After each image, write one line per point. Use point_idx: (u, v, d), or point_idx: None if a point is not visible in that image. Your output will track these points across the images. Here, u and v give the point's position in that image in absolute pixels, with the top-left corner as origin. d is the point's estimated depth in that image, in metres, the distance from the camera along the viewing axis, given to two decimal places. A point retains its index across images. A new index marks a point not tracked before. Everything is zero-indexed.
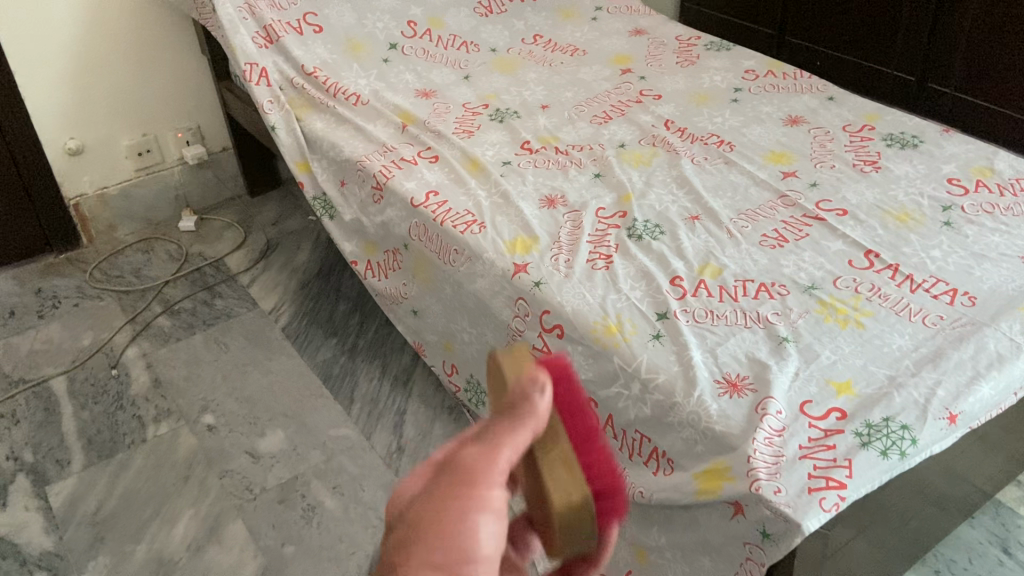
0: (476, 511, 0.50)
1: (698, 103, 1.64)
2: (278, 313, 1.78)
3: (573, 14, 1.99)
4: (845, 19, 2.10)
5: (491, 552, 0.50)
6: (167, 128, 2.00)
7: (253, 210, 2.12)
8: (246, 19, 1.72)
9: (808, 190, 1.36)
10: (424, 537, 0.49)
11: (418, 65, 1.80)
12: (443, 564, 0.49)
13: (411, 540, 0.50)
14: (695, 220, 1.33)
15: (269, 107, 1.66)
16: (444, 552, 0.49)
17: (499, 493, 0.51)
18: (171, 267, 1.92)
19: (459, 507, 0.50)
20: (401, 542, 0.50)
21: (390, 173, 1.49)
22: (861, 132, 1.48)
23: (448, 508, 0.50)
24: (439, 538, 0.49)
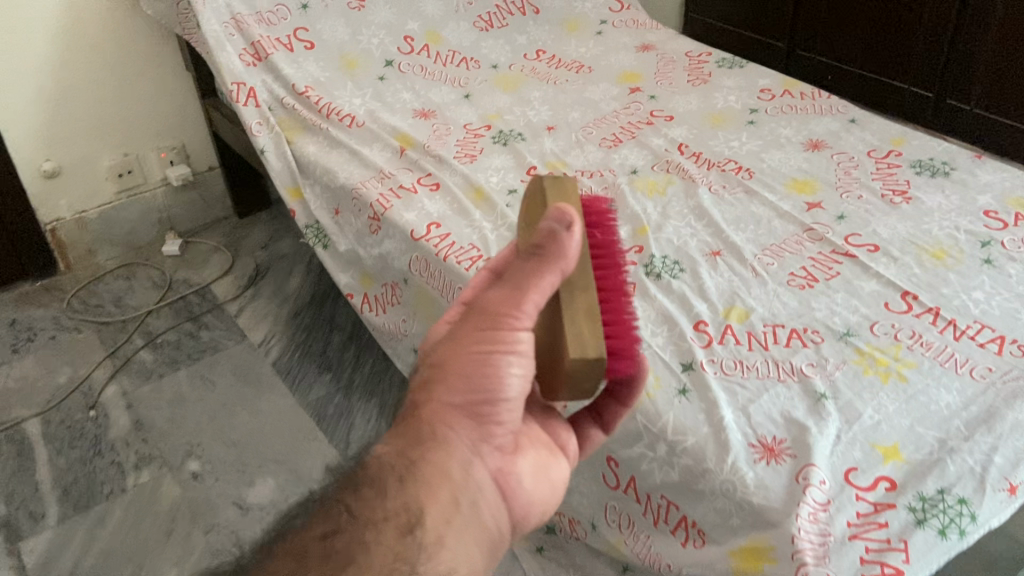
0: (495, 357, 0.63)
1: (713, 125, 1.55)
2: (268, 346, 1.68)
3: (577, 27, 1.90)
4: (858, 32, 2.02)
5: (514, 395, 0.65)
6: (150, 147, 1.89)
7: (241, 232, 2.02)
8: (233, 35, 1.62)
9: (836, 222, 1.27)
10: (448, 379, 0.65)
11: (416, 83, 1.70)
12: (461, 404, 0.65)
13: (442, 376, 0.65)
14: (716, 256, 1.24)
15: (258, 129, 1.56)
16: (466, 392, 0.65)
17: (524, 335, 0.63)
18: (154, 295, 1.82)
19: (481, 355, 0.64)
20: (435, 371, 0.66)
21: (388, 203, 1.39)
22: (888, 157, 1.40)
23: (470, 351, 0.64)
24: (464, 385, 0.65)
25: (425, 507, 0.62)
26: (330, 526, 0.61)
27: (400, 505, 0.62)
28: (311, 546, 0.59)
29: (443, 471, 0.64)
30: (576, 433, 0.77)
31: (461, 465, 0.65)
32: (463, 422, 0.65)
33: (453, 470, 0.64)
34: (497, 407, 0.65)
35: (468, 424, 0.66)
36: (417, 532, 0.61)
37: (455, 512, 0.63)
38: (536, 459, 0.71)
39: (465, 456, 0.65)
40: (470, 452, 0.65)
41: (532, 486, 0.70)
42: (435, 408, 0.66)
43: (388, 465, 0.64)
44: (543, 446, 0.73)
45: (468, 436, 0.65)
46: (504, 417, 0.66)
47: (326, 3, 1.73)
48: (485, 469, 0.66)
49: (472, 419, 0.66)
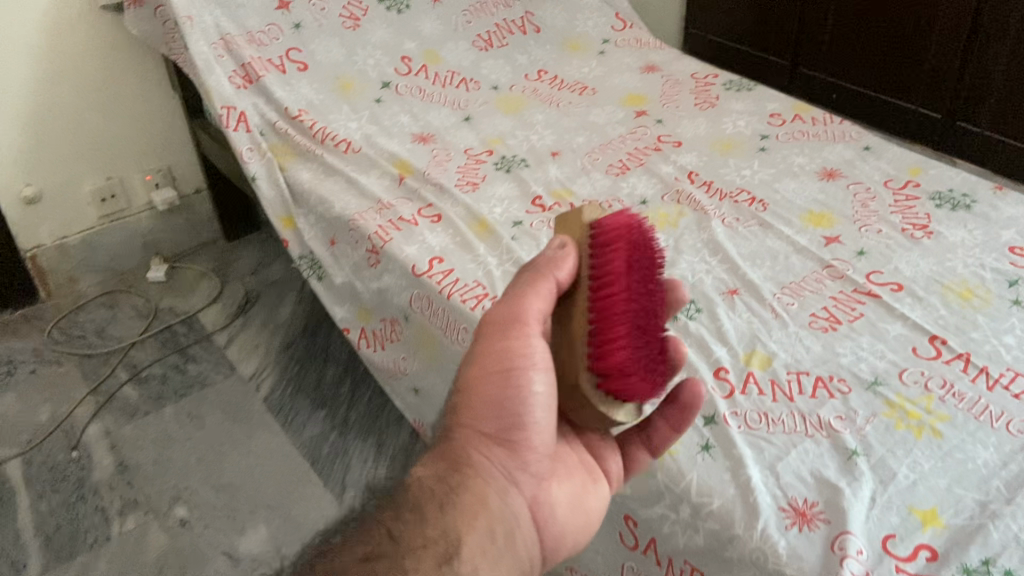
0: (519, 385, 0.71)
1: (723, 151, 1.50)
2: (258, 380, 1.60)
3: (579, 47, 1.84)
4: (864, 51, 1.98)
5: (543, 423, 0.74)
6: (135, 170, 1.82)
7: (229, 256, 1.94)
8: (223, 57, 1.55)
9: (856, 258, 1.22)
10: (480, 409, 0.74)
11: (413, 105, 1.64)
12: (493, 432, 0.74)
13: (474, 407, 0.74)
14: (734, 295, 1.18)
15: (249, 155, 1.49)
16: (497, 420, 0.73)
17: (539, 355, 0.72)
18: (139, 326, 1.74)
19: (507, 384, 0.72)
20: (468, 404, 0.75)
21: (388, 236, 1.33)
22: (906, 189, 1.35)
23: (495, 380, 0.73)
24: (494, 415, 0.73)
25: (463, 536, 0.67)
26: (374, 551, 0.63)
27: (439, 532, 0.66)
28: (350, 567, 0.61)
29: (480, 498, 0.70)
30: (620, 456, 0.85)
31: (496, 493, 0.71)
32: (496, 450, 0.73)
33: (490, 497, 0.71)
34: (527, 434, 0.73)
35: (502, 452, 0.73)
36: (456, 562, 0.64)
37: (491, 544, 0.68)
38: (572, 486, 0.79)
39: (500, 483, 0.72)
40: (504, 479, 0.73)
41: (565, 515, 0.78)
42: (469, 438, 0.74)
43: (429, 490, 0.70)
44: (581, 473, 0.80)
45: (501, 462, 0.73)
46: (535, 443, 0.74)
47: (319, 22, 1.67)
48: (520, 497, 0.74)
49: (505, 448, 0.73)
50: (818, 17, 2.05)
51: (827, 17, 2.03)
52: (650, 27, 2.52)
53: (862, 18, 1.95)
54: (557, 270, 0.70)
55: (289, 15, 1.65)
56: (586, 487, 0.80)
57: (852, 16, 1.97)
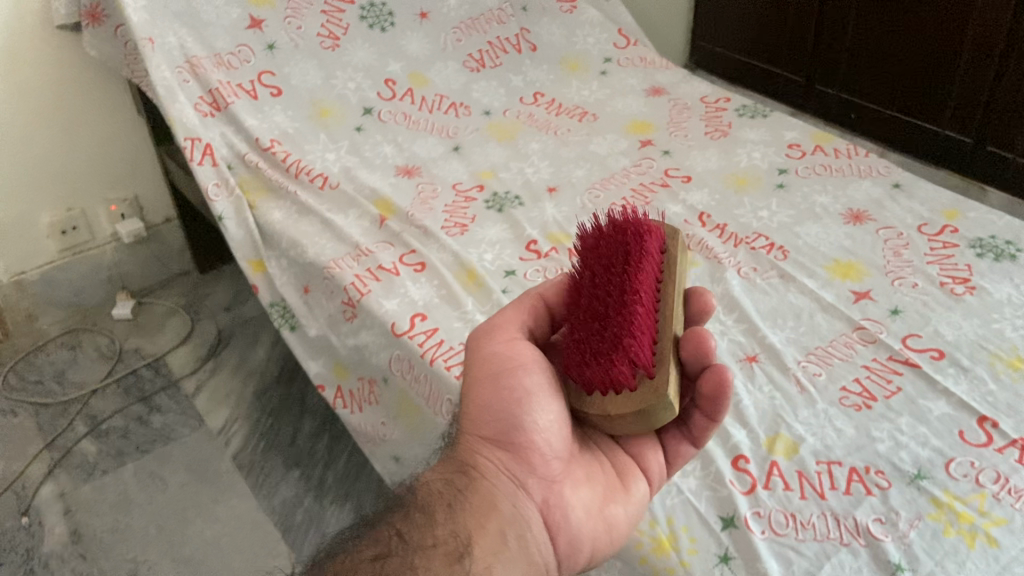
0: (507, 388, 0.73)
1: (737, 189, 1.36)
2: (228, 434, 1.47)
3: (578, 66, 1.70)
4: (887, 68, 1.84)
5: (543, 424, 0.72)
6: (98, 200, 1.68)
7: (202, 290, 1.81)
8: (188, 82, 1.41)
9: (890, 318, 1.09)
10: (477, 417, 0.75)
11: (397, 134, 1.50)
12: (492, 435, 0.74)
13: (474, 415, 0.76)
14: (753, 363, 1.05)
15: (215, 192, 1.35)
16: (494, 423, 0.74)
17: (521, 357, 0.75)
18: (101, 370, 1.61)
19: (497, 388, 0.74)
20: (471, 415, 0.76)
21: (366, 287, 1.19)
22: (942, 235, 1.22)
23: (486, 386, 0.75)
24: (490, 419, 0.74)
25: (473, 536, 0.68)
26: (380, 550, 0.67)
27: (448, 533, 0.68)
28: (361, 567, 0.65)
29: (486, 500, 0.71)
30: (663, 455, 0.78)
31: (502, 495, 0.71)
32: (496, 453, 0.73)
33: (497, 502, 0.71)
34: (528, 437, 0.72)
35: (505, 455, 0.73)
36: (467, 560, 0.66)
37: (503, 546, 0.68)
38: (596, 492, 0.74)
39: (505, 485, 0.72)
40: (509, 482, 0.72)
41: (587, 519, 0.73)
42: (471, 445, 0.75)
43: (436, 494, 0.73)
44: (607, 479, 0.75)
45: (504, 464, 0.73)
46: (540, 443, 0.72)
47: (295, 42, 1.52)
48: (530, 501, 0.72)
49: (507, 450, 0.73)
50: (836, 32, 1.91)
51: (846, 31, 1.89)
52: (657, 42, 2.39)
53: (884, 33, 1.81)
54: (539, 293, 0.80)
55: (262, 34, 1.50)
56: (616, 491, 0.75)
57: (874, 30, 1.83)
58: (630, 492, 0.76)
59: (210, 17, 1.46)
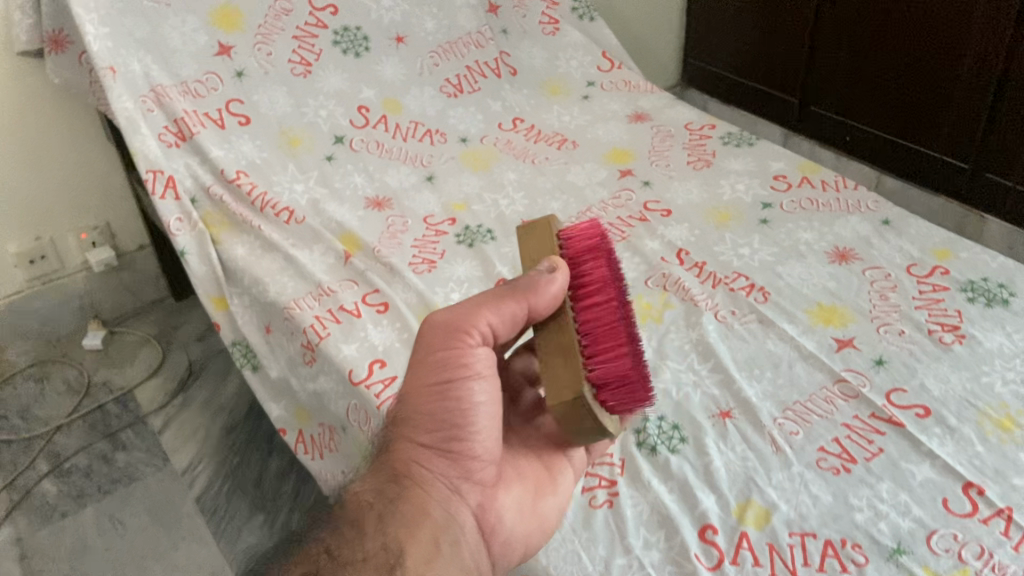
0: (457, 400, 0.69)
1: (718, 224, 1.30)
2: (192, 474, 1.42)
3: (560, 90, 1.69)
4: (882, 89, 1.76)
5: (483, 430, 0.71)
6: (66, 228, 1.64)
7: (176, 319, 1.77)
8: (152, 111, 1.35)
9: (874, 370, 1.03)
10: (418, 424, 0.71)
11: (369, 163, 1.46)
12: (434, 445, 0.70)
13: (415, 423, 0.71)
14: (726, 419, 0.99)
15: (177, 227, 1.30)
16: (438, 434, 0.70)
17: (477, 373, 0.70)
18: (68, 404, 1.57)
19: (445, 399, 0.70)
20: (409, 419, 0.71)
21: (325, 330, 1.14)
22: (932, 277, 1.15)
23: (434, 395, 0.70)
24: (433, 429, 0.70)
25: (405, 546, 0.64)
26: (310, 567, 0.60)
27: (379, 546, 0.63)
28: None
29: (422, 509, 0.67)
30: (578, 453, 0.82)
31: (440, 504, 0.69)
32: (437, 463, 0.70)
33: (432, 509, 0.68)
34: (469, 443, 0.70)
35: (444, 463, 0.70)
36: (399, 572, 0.61)
37: (438, 554, 0.65)
38: (521, 492, 0.76)
39: (443, 495, 0.70)
40: (447, 491, 0.70)
41: (515, 520, 0.74)
42: (407, 453, 0.71)
43: (367, 506, 0.67)
44: (532, 478, 0.77)
45: (444, 474, 0.70)
46: (478, 452, 0.71)
47: (264, 69, 1.47)
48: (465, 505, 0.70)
49: (448, 459, 0.70)
50: (830, 50, 1.85)
51: (841, 50, 1.82)
52: (644, 72, 2.30)
53: (879, 54, 1.74)
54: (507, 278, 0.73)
55: (231, 61, 1.44)
56: (540, 488, 0.77)
57: (869, 49, 1.76)
58: (555, 484, 0.79)
59: (176, 43, 1.40)
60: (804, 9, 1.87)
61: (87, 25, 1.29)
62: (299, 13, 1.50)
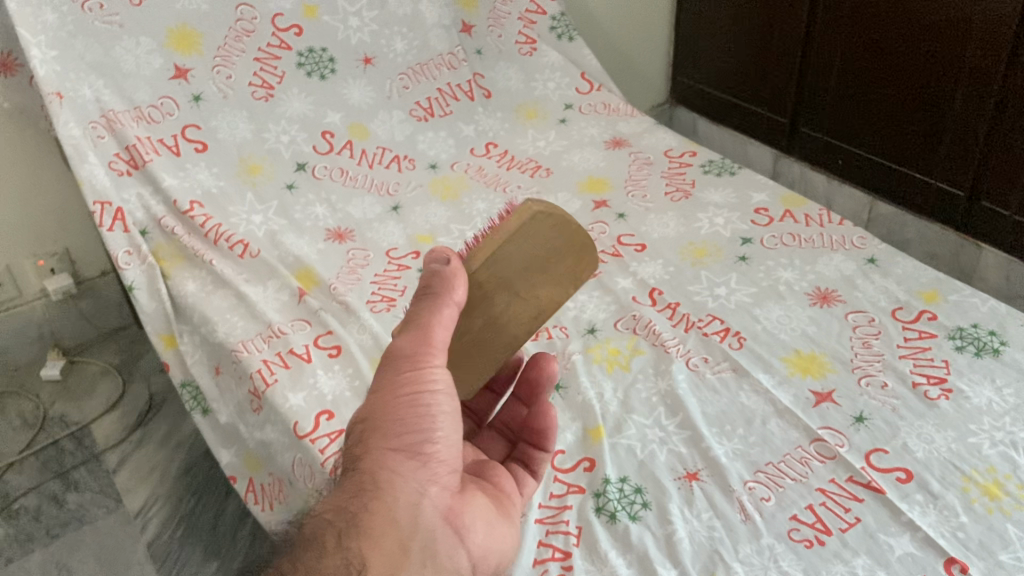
0: (422, 396, 0.58)
1: (693, 261, 1.25)
2: (145, 518, 1.36)
3: (535, 114, 1.66)
4: (874, 113, 1.69)
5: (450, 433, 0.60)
6: (23, 254, 1.58)
7: (139, 348, 1.70)
8: (103, 138, 1.28)
9: (853, 428, 0.96)
10: (381, 426, 0.58)
11: (332, 193, 1.42)
12: (401, 444, 0.57)
13: (375, 425, 0.58)
14: (693, 482, 0.92)
15: (126, 260, 1.23)
16: (405, 432, 0.58)
17: (441, 374, 0.59)
18: (21, 439, 1.51)
19: (411, 395, 0.58)
20: (364, 428, 0.59)
21: (272, 376, 1.06)
22: (917, 322, 1.09)
23: (396, 396, 0.58)
24: (399, 428, 0.58)
25: (368, 557, 0.52)
26: None
27: (340, 563, 0.51)
28: None
29: (390, 514, 0.55)
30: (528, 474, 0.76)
31: (412, 507, 0.56)
32: (406, 465, 0.57)
33: (402, 514, 0.55)
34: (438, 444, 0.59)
35: (413, 466, 0.57)
36: None
37: (407, 562, 0.54)
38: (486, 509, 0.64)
39: (415, 498, 0.56)
40: (418, 494, 0.57)
41: (487, 536, 0.62)
42: (372, 458, 0.57)
43: (326, 523, 0.54)
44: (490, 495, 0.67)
45: (414, 477, 0.57)
46: (444, 454, 0.59)
47: (224, 93, 1.41)
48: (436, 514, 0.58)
49: (416, 461, 0.58)
50: (821, 71, 1.77)
51: (831, 71, 1.75)
52: (627, 94, 2.24)
53: (870, 74, 1.66)
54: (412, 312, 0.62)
55: (188, 85, 1.38)
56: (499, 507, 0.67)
57: (860, 71, 1.68)
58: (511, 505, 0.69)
59: (130, 67, 1.32)
60: (795, 27, 1.80)
61: (33, 48, 1.21)
62: (262, 33, 1.44)
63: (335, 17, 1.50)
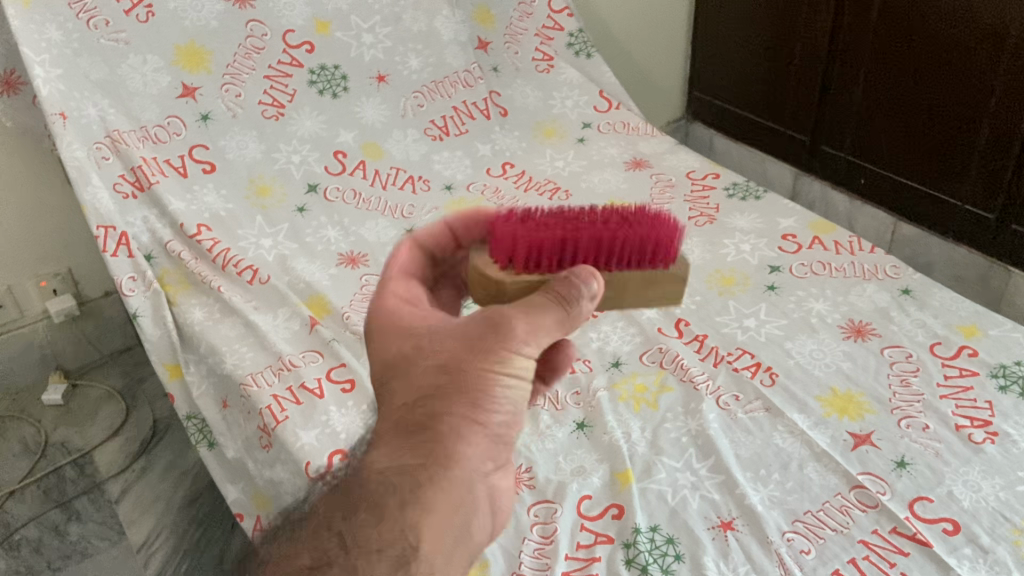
0: (498, 374, 0.55)
1: (721, 289, 1.22)
2: (148, 551, 1.31)
3: (554, 132, 1.63)
4: (899, 132, 1.63)
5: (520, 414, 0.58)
6: (25, 275, 1.53)
7: (143, 371, 1.66)
8: (107, 159, 1.23)
9: (895, 474, 0.90)
10: (468, 397, 0.55)
11: (344, 215, 1.38)
12: (483, 421, 0.55)
13: (451, 387, 0.55)
14: (727, 531, 0.86)
15: (130, 286, 1.18)
16: (490, 409, 0.56)
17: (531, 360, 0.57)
18: (23, 466, 1.46)
19: (500, 373, 0.56)
20: (436, 380, 0.56)
21: (282, 412, 1.01)
22: (957, 359, 1.04)
23: (484, 366, 0.55)
24: (485, 405, 0.55)
25: (424, 532, 0.55)
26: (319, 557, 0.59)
27: (395, 534, 0.55)
28: None
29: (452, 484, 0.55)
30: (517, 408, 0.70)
31: (472, 483, 0.56)
32: (480, 443, 0.56)
33: (460, 490, 0.55)
34: (509, 428, 0.57)
35: (485, 444, 0.56)
36: (411, 566, 0.55)
37: (450, 536, 0.56)
38: None
39: (475, 476, 0.56)
40: (480, 472, 0.56)
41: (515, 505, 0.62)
42: (449, 426, 0.55)
43: (389, 485, 0.55)
44: None
45: (482, 455, 0.56)
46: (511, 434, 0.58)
47: (232, 112, 1.37)
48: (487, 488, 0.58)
49: (489, 439, 0.56)
50: (845, 86, 1.72)
51: (855, 86, 1.69)
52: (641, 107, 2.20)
53: (895, 91, 1.60)
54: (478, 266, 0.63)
55: (195, 104, 1.33)
56: None
57: (884, 91, 1.63)
58: None
59: (136, 85, 1.28)
60: (816, 40, 1.75)
61: (36, 67, 1.17)
62: (272, 50, 1.40)
63: (348, 33, 1.47)
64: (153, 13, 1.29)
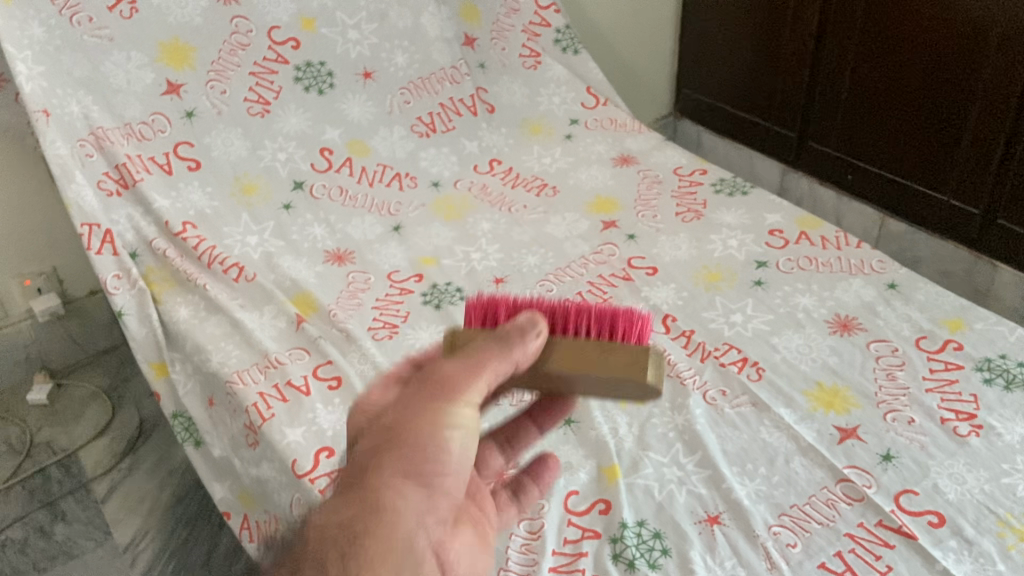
0: (440, 426, 0.56)
1: (708, 286, 1.22)
2: (135, 551, 1.30)
3: (541, 129, 1.63)
4: (885, 128, 1.63)
5: (456, 457, 0.56)
6: (9, 275, 1.52)
7: (127, 371, 1.65)
8: (91, 156, 1.22)
9: (881, 468, 0.90)
10: (399, 438, 0.55)
11: (330, 213, 1.38)
12: (415, 468, 0.54)
13: (389, 439, 0.55)
14: (714, 526, 0.86)
15: (115, 284, 1.17)
16: (421, 450, 0.55)
17: (464, 411, 0.57)
18: (8, 466, 1.45)
19: (431, 419, 0.56)
20: (376, 442, 0.56)
21: (268, 410, 1.01)
22: (943, 353, 1.04)
23: (418, 413, 0.56)
24: (414, 448, 0.55)
25: None
26: None
27: None
28: None
29: (396, 550, 0.51)
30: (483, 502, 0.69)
31: (407, 532, 0.52)
32: (413, 489, 0.54)
33: (397, 540, 0.52)
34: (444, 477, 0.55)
35: (416, 489, 0.54)
36: None
37: None
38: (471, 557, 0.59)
39: (411, 528, 0.53)
40: (416, 525, 0.53)
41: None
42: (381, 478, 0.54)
43: (327, 535, 0.52)
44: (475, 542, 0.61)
45: (417, 501, 0.54)
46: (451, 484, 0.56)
47: (217, 109, 1.36)
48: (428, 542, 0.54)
49: (421, 483, 0.54)
50: (831, 83, 1.73)
51: (841, 83, 1.70)
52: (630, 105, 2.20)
53: (882, 87, 1.60)
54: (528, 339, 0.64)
55: (180, 101, 1.32)
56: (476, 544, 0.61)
57: (869, 87, 1.64)
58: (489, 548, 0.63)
59: (120, 82, 1.27)
60: (802, 36, 1.75)
61: (18, 63, 1.16)
62: (257, 47, 1.39)
63: (334, 30, 1.46)
64: (136, 9, 1.27)
